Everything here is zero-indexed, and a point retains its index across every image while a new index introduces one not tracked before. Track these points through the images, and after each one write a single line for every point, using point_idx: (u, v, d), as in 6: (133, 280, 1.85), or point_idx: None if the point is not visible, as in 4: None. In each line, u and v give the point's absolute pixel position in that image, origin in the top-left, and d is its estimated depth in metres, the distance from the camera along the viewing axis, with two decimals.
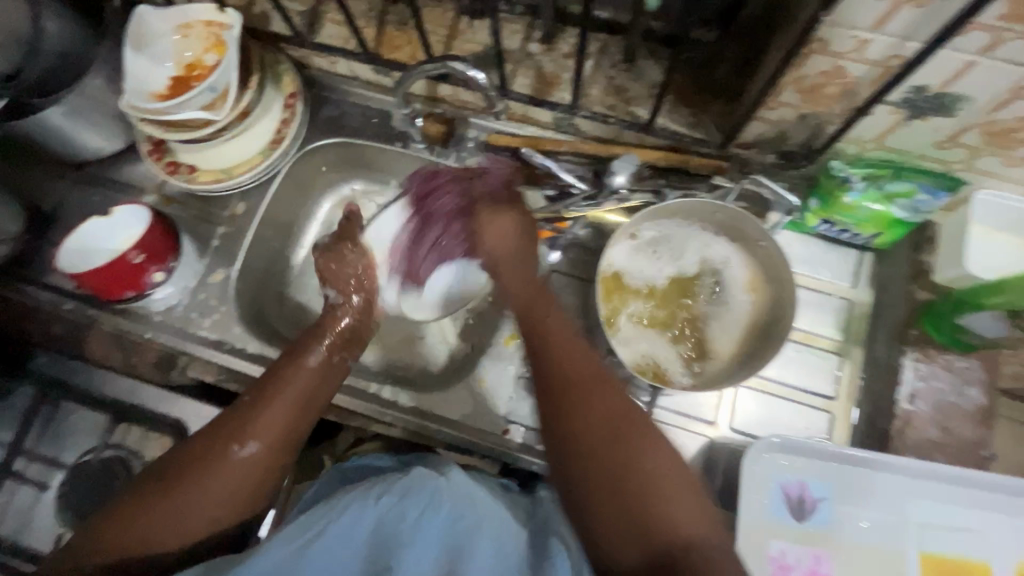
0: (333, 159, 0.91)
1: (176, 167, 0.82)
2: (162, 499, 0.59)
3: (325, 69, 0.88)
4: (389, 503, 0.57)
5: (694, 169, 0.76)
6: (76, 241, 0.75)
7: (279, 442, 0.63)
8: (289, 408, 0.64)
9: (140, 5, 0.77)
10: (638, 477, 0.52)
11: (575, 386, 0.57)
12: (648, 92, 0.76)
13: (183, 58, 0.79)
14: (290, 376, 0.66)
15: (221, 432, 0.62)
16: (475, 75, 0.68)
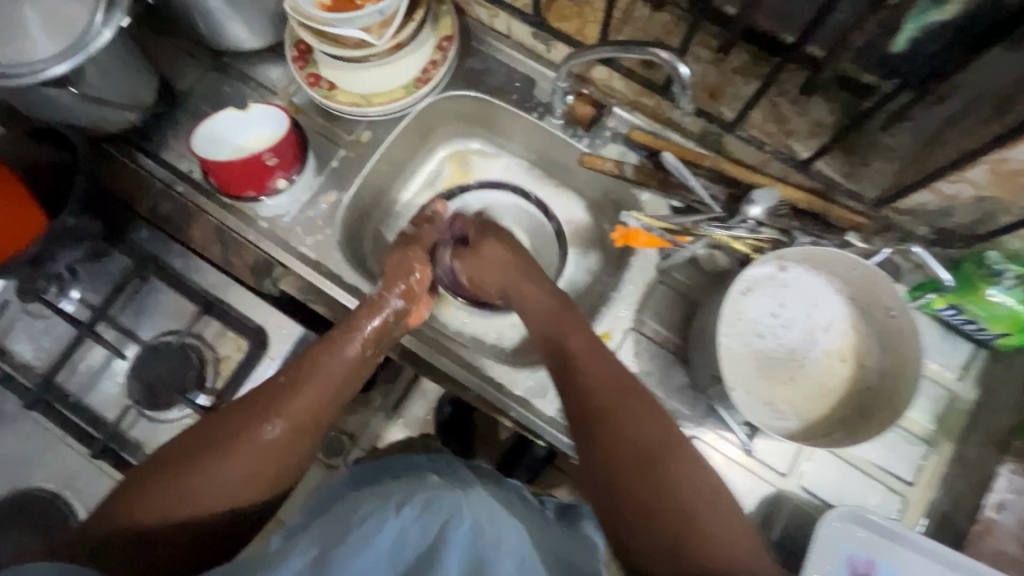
0: (463, 111, 0.90)
1: (316, 79, 0.81)
2: (196, 462, 0.58)
3: (482, 20, 0.87)
4: (411, 515, 0.53)
5: (833, 219, 0.74)
6: (212, 133, 0.76)
7: (318, 412, 0.65)
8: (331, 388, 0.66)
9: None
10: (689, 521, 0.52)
11: (653, 452, 0.55)
12: (810, 129, 0.74)
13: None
14: (325, 362, 0.67)
15: (253, 413, 0.62)
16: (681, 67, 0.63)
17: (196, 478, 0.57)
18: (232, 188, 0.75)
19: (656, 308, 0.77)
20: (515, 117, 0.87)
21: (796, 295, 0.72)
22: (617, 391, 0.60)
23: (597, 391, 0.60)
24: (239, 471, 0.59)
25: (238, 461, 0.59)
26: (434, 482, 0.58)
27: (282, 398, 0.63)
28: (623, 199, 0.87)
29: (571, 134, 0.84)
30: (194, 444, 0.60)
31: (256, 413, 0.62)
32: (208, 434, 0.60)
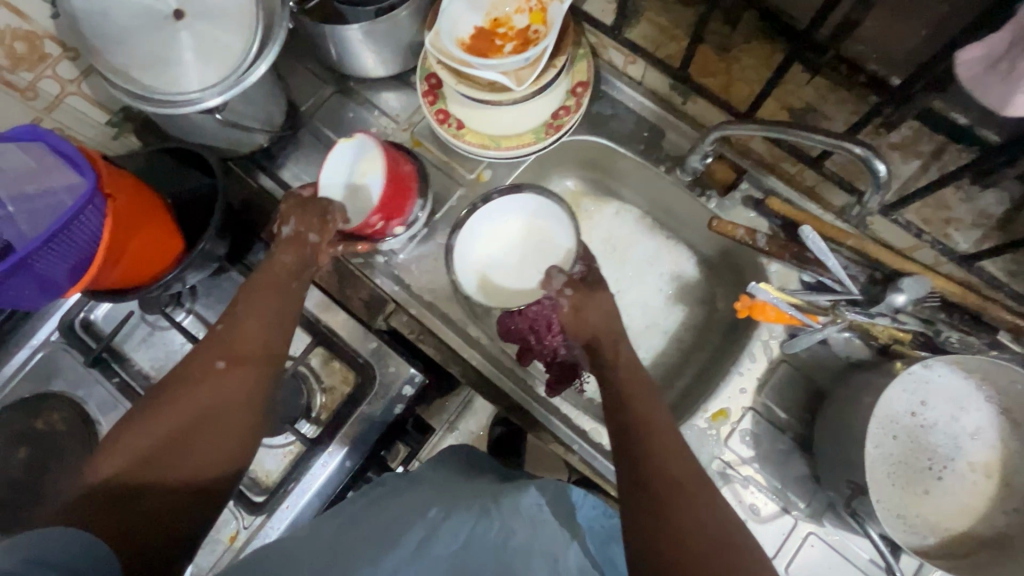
0: (584, 153, 0.88)
1: (446, 116, 0.80)
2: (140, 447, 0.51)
3: (613, 64, 0.83)
4: (439, 518, 0.54)
5: (988, 318, 0.68)
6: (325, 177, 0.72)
7: (274, 320, 0.62)
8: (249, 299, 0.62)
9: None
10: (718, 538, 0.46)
11: (671, 467, 0.50)
12: (973, 220, 0.69)
13: (492, 14, 0.75)
14: (256, 296, 0.62)
15: (215, 345, 0.59)
16: (880, 166, 0.59)
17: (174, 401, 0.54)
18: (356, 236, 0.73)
19: (777, 388, 0.74)
20: (639, 166, 0.83)
21: (937, 398, 0.67)
22: (649, 417, 0.54)
23: (640, 414, 0.54)
24: (218, 399, 0.56)
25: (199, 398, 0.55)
26: (460, 492, 0.59)
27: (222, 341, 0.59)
28: (742, 264, 0.82)
29: (698, 193, 0.80)
30: (140, 439, 0.52)
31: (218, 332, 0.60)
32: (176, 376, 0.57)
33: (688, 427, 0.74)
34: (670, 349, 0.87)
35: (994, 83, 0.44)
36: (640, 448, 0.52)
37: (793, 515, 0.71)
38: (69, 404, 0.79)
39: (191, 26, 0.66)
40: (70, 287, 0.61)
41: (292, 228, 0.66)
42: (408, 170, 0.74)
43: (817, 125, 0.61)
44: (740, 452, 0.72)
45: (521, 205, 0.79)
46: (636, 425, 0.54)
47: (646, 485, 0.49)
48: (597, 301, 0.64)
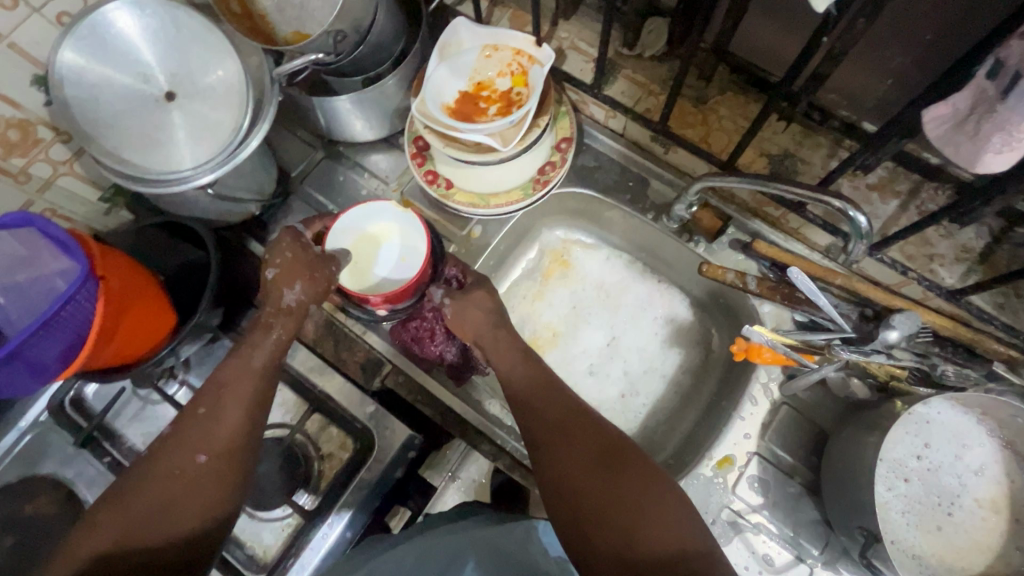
0: (572, 204, 0.89)
1: (434, 177, 0.82)
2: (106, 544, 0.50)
3: (595, 118, 0.86)
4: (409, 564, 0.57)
5: (982, 350, 0.68)
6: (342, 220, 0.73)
7: (255, 401, 0.60)
8: (231, 386, 0.60)
9: (461, 18, 0.75)
10: (599, 461, 0.56)
11: (546, 408, 0.61)
12: (955, 254, 0.70)
13: (476, 78, 0.77)
14: (233, 377, 0.60)
15: (191, 435, 0.56)
16: (857, 217, 0.61)
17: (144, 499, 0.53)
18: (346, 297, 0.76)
19: (780, 431, 0.73)
20: (626, 216, 0.85)
21: (939, 435, 0.67)
22: (566, 414, 0.60)
23: (549, 412, 0.61)
24: (192, 488, 0.54)
25: (168, 495, 0.53)
26: (434, 542, 0.60)
27: (198, 428, 0.57)
28: (735, 306, 0.83)
29: (686, 239, 0.81)
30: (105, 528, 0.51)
31: (197, 411, 0.58)
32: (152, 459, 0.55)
33: (694, 475, 0.73)
34: (669, 393, 0.87)
35: (963, 142, 0.46)
36: (526, 408, 0.62)
37: (809, 563, 0.69)
38: (58, 488, 0.77)
39: (183, 106, 0.67)
40: (61, 371, 0.61)
41: (296, 295, 0.63)
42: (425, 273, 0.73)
43: (805, 182, 0.63)
44: (749, 500, 0.71)
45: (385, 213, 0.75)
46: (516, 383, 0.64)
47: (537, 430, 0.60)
48: (471, 305, 0.68)
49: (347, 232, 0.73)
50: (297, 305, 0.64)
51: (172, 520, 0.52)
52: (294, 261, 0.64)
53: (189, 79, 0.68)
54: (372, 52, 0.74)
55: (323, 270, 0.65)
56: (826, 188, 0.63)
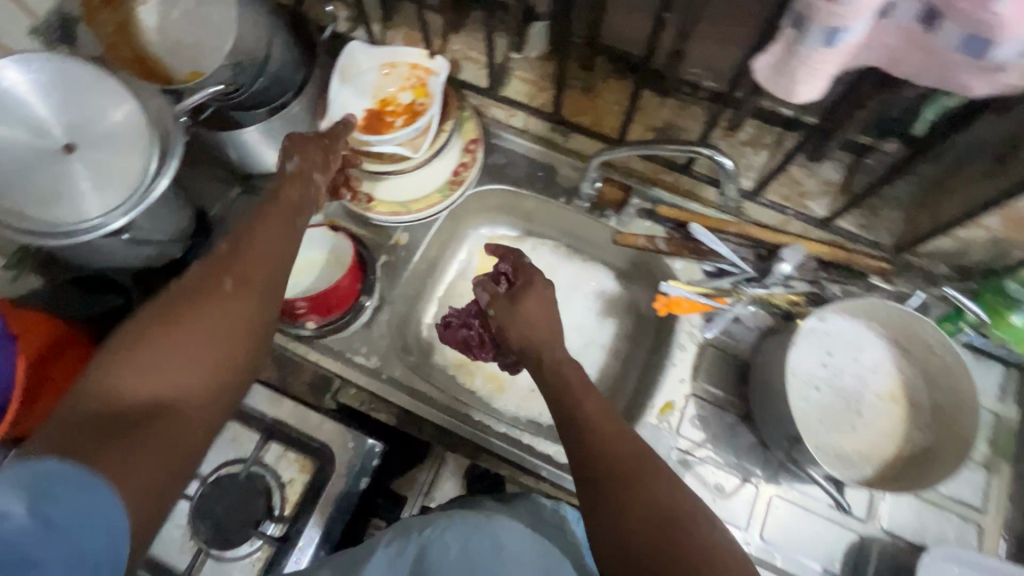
0: (492, 202, 0.95)
1: (354, 194, 0.84)
2: (131, 373, 0.49)
3: (498, 119, 0.93)
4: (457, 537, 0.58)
5: (858, 267, 0.79)
6: None
7: (257, 295, 0.59)
8: (234, 285, 0.58)
9: (354, 41, 0.80)
10: (668, 529, 0.49)
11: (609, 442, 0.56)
12: (821, 189, 0.81)
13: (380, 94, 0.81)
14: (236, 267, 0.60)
15: (209, 286, 0.57)
16: (725, 161, 0.70)
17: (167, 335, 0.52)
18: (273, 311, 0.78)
19: (710, 370, 0.81)
20: (542, 204, 0.91)
21: (838, 345, 0.76)
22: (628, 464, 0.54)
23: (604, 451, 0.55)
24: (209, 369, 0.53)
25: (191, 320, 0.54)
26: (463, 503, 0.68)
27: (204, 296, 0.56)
28: (653, 269, 0.91)
29: (598, 215, 0.88)
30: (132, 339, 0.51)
31: (202, 295, 0.56)
32: (172, 302, 0.55)
33: (642, 426, 0.78)
34: (611, 360, 0.92)
35: (783, 84, 0.50)
36: (587, 445, 0.56)
37: (755, 482, 0.75)
38: None
39: (84, 155, 0.67)
40: None
41: (297, 162, 0.69)
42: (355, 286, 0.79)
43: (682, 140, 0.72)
44: (692, 437, 0.78)
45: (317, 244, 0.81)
46: (562, 401, 0.60)
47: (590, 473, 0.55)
48: (521, 306, 0.69)
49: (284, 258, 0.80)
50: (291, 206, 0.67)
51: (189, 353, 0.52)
52: (301, 142, 0.70)
53: (85, 129, 0.68)
54: (273, 83, 0.77)
55: (321, 149, 0.71)
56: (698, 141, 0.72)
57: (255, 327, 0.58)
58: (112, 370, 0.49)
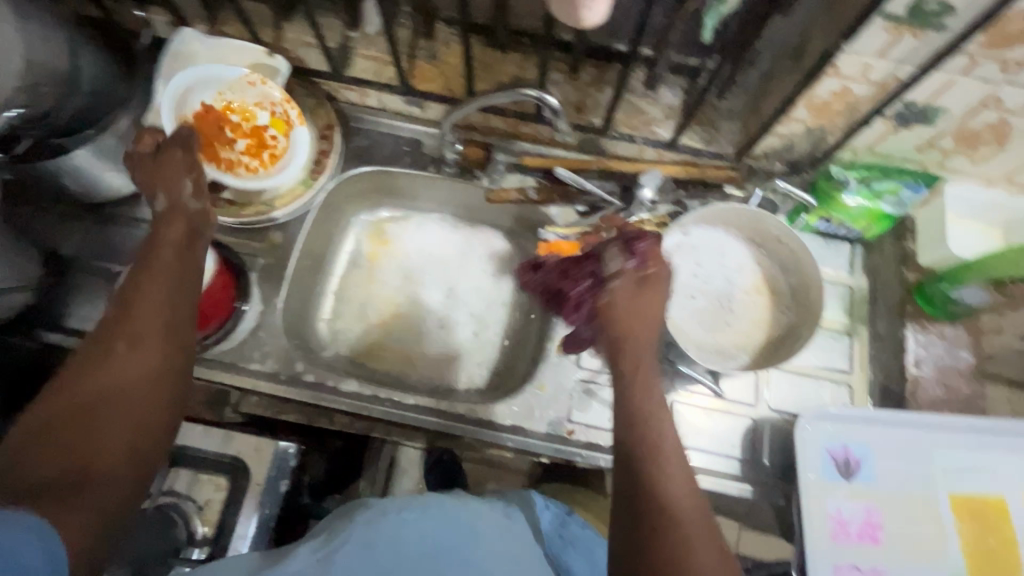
0: (365, 186, 0.94)
1: (214, 201, 0.82)
2: (36, 456, 0.46)
3: (353, 101, 0.92)
4: (412, 515, 0.61)
5: (710, 179, 0.85)
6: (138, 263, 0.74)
7: (165, 341, 0.56)
8: (134, 338, 0.54)
9: (188, 30, 0.78)
10: (676, 515, 0.50)
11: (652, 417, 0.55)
12: (666, 113, 0.86)
13: (224, 96, 0.79)
14: (142, 290, 0.57)
15: (112, 333, 0.54)
16: (548, 99, 0.71)
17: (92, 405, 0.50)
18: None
19: None
20: (415, 177, 0.92)
21: (703, 253, 0.82)
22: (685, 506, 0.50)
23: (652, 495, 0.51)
24: (117, 425, 0.50)
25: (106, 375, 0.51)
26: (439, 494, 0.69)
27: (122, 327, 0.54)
28: (534, 220, 0.93)
29: (469, 177, 0.90)
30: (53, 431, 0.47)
31: (98, 351, 0.53)
32: (65, 378, 0.52)
33: (545, 366, 0.82)
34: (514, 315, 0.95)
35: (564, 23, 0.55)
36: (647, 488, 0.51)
37: None
38: None
39: None
40: None
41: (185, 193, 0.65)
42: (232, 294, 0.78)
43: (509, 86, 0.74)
44: (593, 366, 0.82)
45: None
46: (622, 378, 0.57)
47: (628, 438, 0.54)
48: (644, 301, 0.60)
49: None
50: (169, 208, 0.64)
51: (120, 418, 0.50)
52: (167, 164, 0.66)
53: None
54: None
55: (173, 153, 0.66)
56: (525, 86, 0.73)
57: (164, 374, 0.55)
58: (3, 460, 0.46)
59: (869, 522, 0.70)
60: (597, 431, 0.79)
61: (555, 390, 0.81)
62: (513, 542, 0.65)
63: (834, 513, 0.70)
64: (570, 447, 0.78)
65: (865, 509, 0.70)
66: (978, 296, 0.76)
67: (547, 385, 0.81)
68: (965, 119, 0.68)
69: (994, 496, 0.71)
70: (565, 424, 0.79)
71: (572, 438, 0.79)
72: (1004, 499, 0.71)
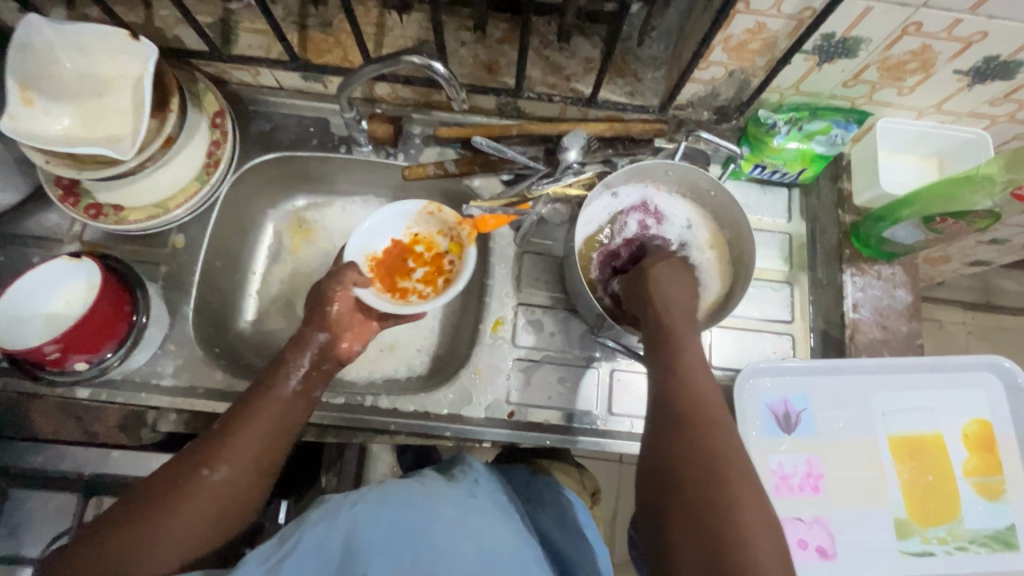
0: (274, 174, 0.87)
1: (98, 209, 0.75)
2: (100, 548, 0.53)
3: (246, 82, 0.83)
4: (367, 506, 0.57)
5: (637, 135, 0.79)
6: (17, 283, 0.67)
7: (246, 472, 0.60)
8: (221, 467, 0.58)
9: (29, 13, 0.67)
10: (686, 450, 0.52)
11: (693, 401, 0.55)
12: (584, 67, 0.80)
13: (411, 228, 0.84)
14: (263, 405, 0.63)
15: (201, 451, 0.59)
16: (433, 65, 0.64)
17: (170, 514, 0.55)
18: (24, 364, 0.66)
19: (531, 276, 0.81)
20: (326, 160, 0.85)
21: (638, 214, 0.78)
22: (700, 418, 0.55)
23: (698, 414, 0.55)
24: (182, 544, 0.55)
25: (186, 507, 0.56)
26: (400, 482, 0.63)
27: (220, 444, 0.59)
28: (459, 194, 0.88)
29: (384, 154, 0.84)
30: (131, 526, 0.54)
31: (186, 473, 0.58)
32: (151, 489, 0.57)
33: (480, 348, 0.79)
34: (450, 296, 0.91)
35: None
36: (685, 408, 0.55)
37: (597, 365, 0.79)
38: None
39: None
40: None
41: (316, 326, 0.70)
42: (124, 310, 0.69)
43: (395, 51, 0.67)
44: (528, 343, 0.79)
45: (63, 274, 0.69)
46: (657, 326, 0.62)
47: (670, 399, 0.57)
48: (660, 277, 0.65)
49: (27, 297, 0.68)
50: (298, 337, 0.70)
51: (175, 531, 0.55)
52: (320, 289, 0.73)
53: None
54: None
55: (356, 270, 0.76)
56: (407, 50, 0.66)
57: (243, 493, 0.59)
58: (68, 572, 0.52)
59: (811, 473, 0.70)
60: (537, 410, 0.77)
61: (491, 372, 0.78)
62: (479, 518, 0.60)
63: (776, 468, 0.70)
64: (510, 428, 0.76)
65: (806, 460, 0.70)
66: (912, 234, 0.74)
67: (482, 367, 0.78)
68: (886, 48, 0.63)
69: (930, 432, 0.71)
70: (504, 406, 0.76)
71: (512, 420, 0.76)
72: (940, 434, 0.71)
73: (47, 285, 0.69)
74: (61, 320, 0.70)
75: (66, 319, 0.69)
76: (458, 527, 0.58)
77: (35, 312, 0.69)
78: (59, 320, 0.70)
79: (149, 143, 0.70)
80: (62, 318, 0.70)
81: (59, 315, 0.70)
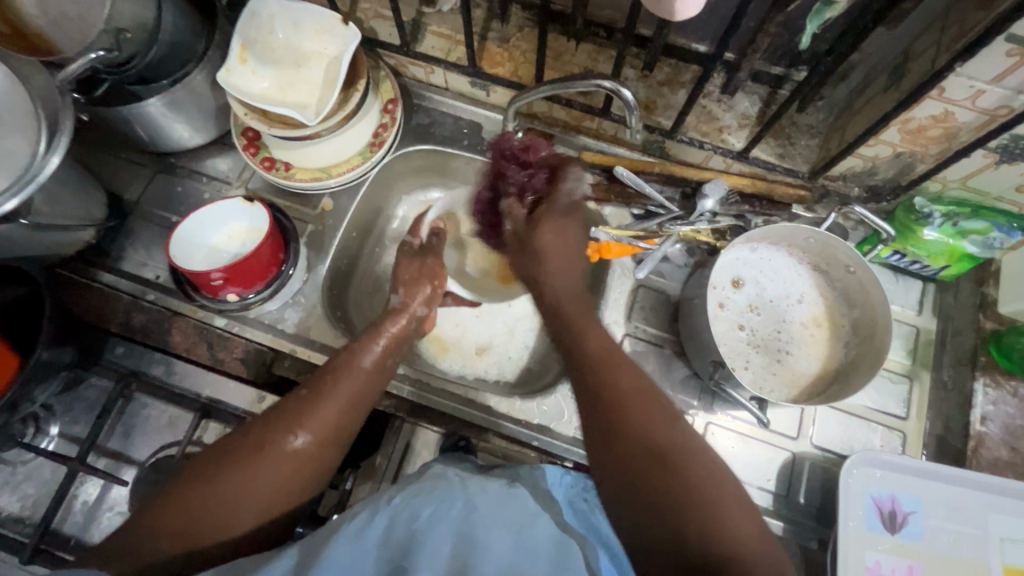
0: (419, 164, 0.93)
1: (271, 162, 0.83)
2: (196, 487, 0.57)
3: (417, 78, 0.91)
4: (400, 504, 0.56)
5: (778, 197, 0.80)
6: (198, 211, 0.74)
7: (325, 441, 0.63)
8: (306, 435, 0.62)
9: None
10: (620, 422, 0.56)
11: (571, 310, 0.69)
12: (739, 122, 0.81)
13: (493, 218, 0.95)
14: (345, 373, 0.67)
15: (289, 417, 0.62)
16: (622, 91, 0.67)
17: (256, 467, 0.59)
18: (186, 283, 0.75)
19: (643, 310, 0.82)
20: (471, 161, 0.91)
21: (765, 275, 0.79)
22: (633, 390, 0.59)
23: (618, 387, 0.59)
24: (261, 498, 0.59)
25: (270, 465, 0.59)
26: (433, 481, 0.60)
27: (307, 410, 0.63)
28: None
29: None
30: (223, 474, 0.58)
31: (273, 438, 0.61)
32: (240, 443, 0.61)
33: None
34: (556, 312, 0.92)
35: None
36: (603, 373, 0.60)
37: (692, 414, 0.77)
38: None
39: None
40: None
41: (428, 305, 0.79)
42: (275, 258, 0.76)
43: (581, 73, 0.70)
44: None
45: (234, 213, 0.76)
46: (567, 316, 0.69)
47: (583, 363, 0.63)
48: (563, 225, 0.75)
49: (201, 224, 0.76)
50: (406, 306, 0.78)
51: (259, 483, 0.59)
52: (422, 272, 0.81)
53: None
54: (171, 53, 0.74)
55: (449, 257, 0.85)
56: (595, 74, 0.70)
57: (320, 460, 0.62)
58: (157, 519, 0.55)
59: None
60: None
61: None
62: (520, 512, 0.57)
63: (872, 566, 0.66)
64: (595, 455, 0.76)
65: (907, 566, 0.66)
66: None
67: None
68: None
69: None
70: None
71: None
72: None
73: (219, 219, 0.76)
74: (220, 252, 0.77)
75: (226, 252, 0.77)
76: (496, 520, 0.55)
77: (200, 238, 0.76)
78: (219, 251, 0.77)
79: (335, 115, 0.78)
80: (222, 249, 0.77)
81: (220, 247, 0.77)
